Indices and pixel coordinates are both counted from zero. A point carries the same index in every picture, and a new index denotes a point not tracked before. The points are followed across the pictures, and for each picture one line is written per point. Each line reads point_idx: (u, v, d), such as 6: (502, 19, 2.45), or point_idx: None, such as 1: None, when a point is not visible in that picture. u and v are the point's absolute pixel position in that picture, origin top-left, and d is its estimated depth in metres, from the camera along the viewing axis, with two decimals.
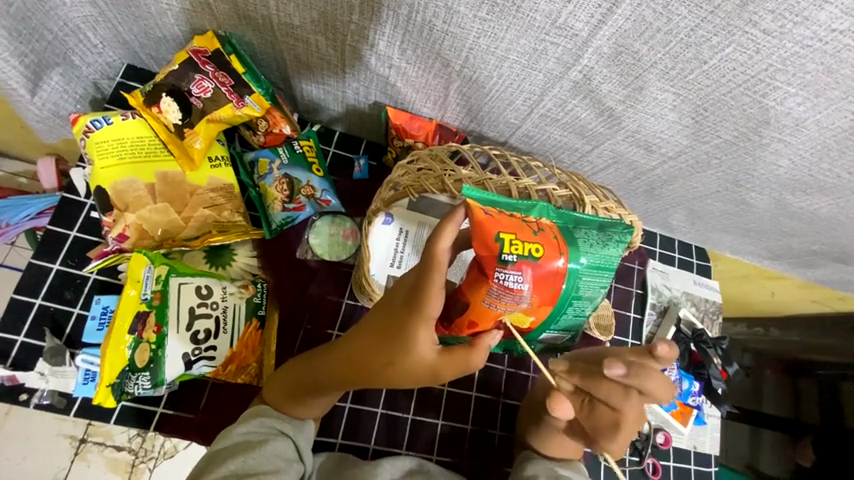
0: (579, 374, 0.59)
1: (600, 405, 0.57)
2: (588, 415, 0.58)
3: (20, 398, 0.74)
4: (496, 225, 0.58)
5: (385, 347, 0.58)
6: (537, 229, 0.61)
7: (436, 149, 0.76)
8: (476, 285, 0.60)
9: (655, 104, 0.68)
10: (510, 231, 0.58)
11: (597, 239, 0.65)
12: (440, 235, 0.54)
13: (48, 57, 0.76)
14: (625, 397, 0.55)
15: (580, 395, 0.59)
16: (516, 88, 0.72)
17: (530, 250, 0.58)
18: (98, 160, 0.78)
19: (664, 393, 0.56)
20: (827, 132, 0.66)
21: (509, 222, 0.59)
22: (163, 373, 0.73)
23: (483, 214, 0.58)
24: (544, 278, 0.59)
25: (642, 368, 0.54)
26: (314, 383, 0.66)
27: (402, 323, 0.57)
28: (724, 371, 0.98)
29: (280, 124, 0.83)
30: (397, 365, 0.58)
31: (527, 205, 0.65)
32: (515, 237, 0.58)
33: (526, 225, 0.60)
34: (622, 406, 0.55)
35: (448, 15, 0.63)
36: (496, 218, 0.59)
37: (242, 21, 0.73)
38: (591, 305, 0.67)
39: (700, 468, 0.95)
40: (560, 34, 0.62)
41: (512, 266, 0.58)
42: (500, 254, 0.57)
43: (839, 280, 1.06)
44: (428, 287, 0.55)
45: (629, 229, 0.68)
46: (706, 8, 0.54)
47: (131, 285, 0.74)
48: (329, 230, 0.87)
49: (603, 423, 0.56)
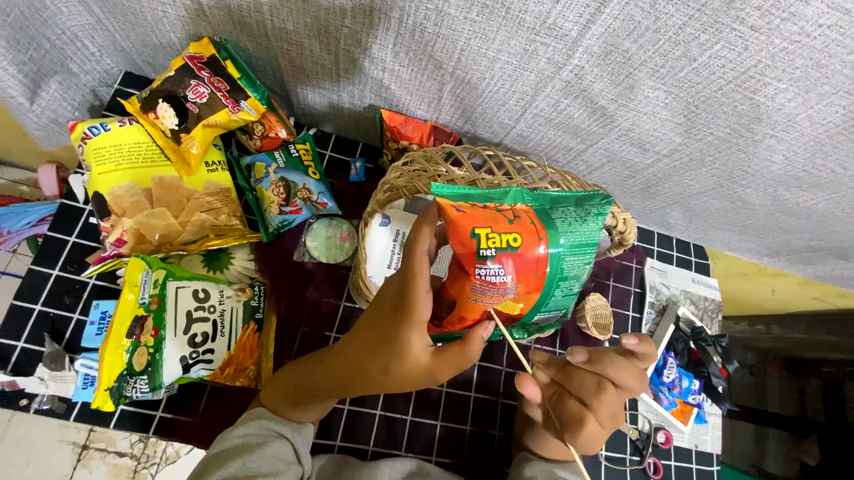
0: (555, 367, 0.60)
1: (569, 399, 0.57)
2: (557, 406, 0.58)
3: (20, 404, 0.75)
4: (470, 222, 0.58)
5: (381, 355, 0.58)
6: (513, 217, 0.61)
7: (430, 151, 0.76)
8: (458, 281, 0.61)
9: (647, 102, 0.68)
10: (485, 226, 0.58)
11: (575, 216, 0.65)
12: (417, 238, 0.54)
13: (46, 65, 0.77)
14: (597, 392, 0.56)
15: (552, 388, 0.59)
16: (508, 88, 0.72)
17: (507, 241, 0.59)
18: (96, 167, 0.79)
19: (631, 385, 0.58)
20: (820, 128, 0.66)
21: (485, 215, 0.60)
22: (161, 377, 0.73)
23: (456, 212, 0.58)
24: (526, 266, 0.60)
25: (608, 358, 0.58)
26: (311, 390, 0.66)
27: (393, 331, 0.57)
28: (724, 368, 0.96)
29: (275, 128, 0.84)
30: (394, 371, 0.58)
31: (500, 193, 0.66)
32: (491, 231, 0.58)
33: (501, 215, 0.61)
34: (592, 399, 0.56)
35: (439, 17, 0.63)
36: (469, 214, 0.58)
37: (236, 27, 0.73)
38: (579, 282, 0.69)
39: (703, 467, 0.94)
40: (550, 34, 0.62)
41: (492, 260, 0.58)
42: (478, 251, 0.58)
43: (838, 275, 1.06)
44: (413, 292, 0.54)
45: (607, 200, 0.69)
46: (693, 6, 0.55)
47: (128, 289, 0.75)
48: (325, 233, 0.88)
49: (568, 416, 0.56)
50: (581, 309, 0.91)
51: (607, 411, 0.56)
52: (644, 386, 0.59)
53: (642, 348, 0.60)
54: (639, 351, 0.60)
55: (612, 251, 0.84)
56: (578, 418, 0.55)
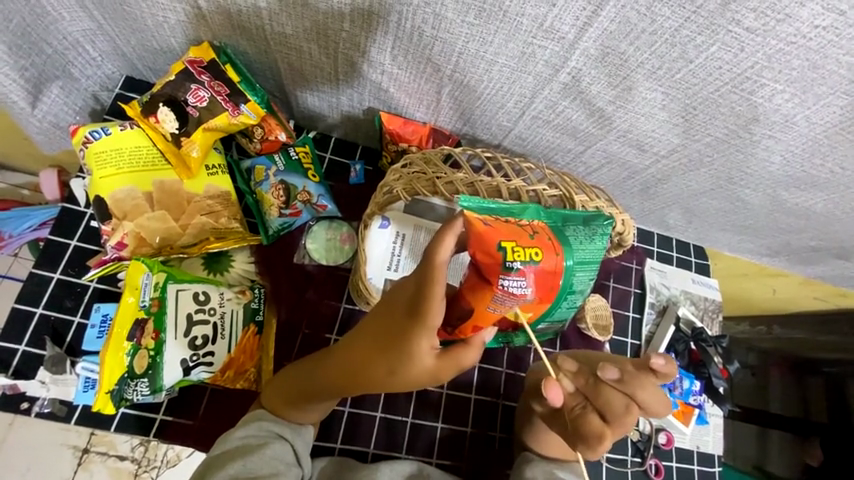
0: (584, 379, 0.62)
1: (592, 414, 0.59)
2: (577, 417, 0.59)
3: (21, 407, 0.75)
4: (497, 234, 0.60)
5: (387, 357, 0.57)
6: (532, 233, 0.64)
7: (429, 153, 0.76)
8: (479, 289, 0.61)
9: (645, 103, 0.68)
10: (510, 239, 0.60)
11: (586, 237, 0.69)
12: (438, 248, 0.53)
13: (47, 70, 0.77)
14: (622, 413, 0.58)
15: (576, 399, 0.61)
16: (506, 90, 0.72)
17: (530, 254, 0.62)
18: (97, 171, 0.79)
19: (655, 407, 0.59)
20: (817, 128, 0.66)
21: (510, 229, 0.62)
22: (161, 380, 0.73)
23: (483, 225, 0.59)
24: (543, 279, 0.63)
25: (637, 378, 0.59)
26: (313, 392, 0.66)
27: (402, 334, 0.56)
28: (725, 369, 0.98)
29: (275, 131, 0.84)
30: (399, 373, 0.57)
31: (520, 208, 0.67)
32: (516, 244, 0.60)
33: (522, 230, 0.63)
34: (615, 418, 0.58)
35: (437, 21, 0.64)
36: (495, 227, 0.60)
37: (236, 31, 0.74)
38: (581, 296, 0.73)
39: (704, 468, 0.94)
40: (547, 37, 0.62)
41: (516, 272, 0.60)
42: (504, 262, 0.59)
43: (839, 275, 1.06)
44: (429, 298, 0.53)
45: (610, 221, 0.72)
46: (689, 8, 0.55)
47: (130, 292, 0.76)
48: (326, 235, 0.88)
49: (588, 431, 0.57)
50: (582, 310, 0.91)
51: (625, 428, 0.58)
52: (668, 408, 0.61)
53: (666, 368, 0.60)
54: (662, 371, 0.60)
55: (611, 251, 0.84)
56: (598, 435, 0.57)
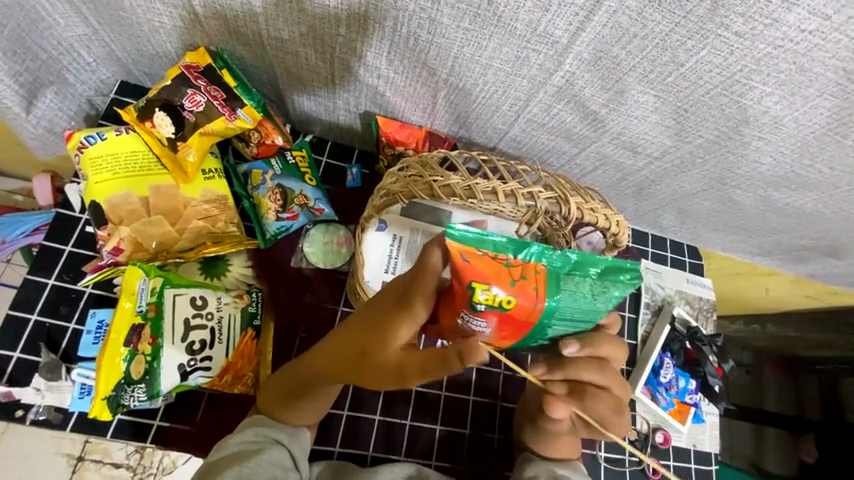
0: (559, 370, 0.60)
1: (592, 393, 0.60)
2: (585, 409, 0.61)
3: (16, 415, 0.75)
4: (473, 272, 0.52)
5: (363, 337, 0.58)
6: (525, 279, 0.52)
7: (425, 156, 0.75)
8: (448, 312, 0.56)
9: (637, 106, 0.69)
10: (488, 281, 0.51)
11: (583, 295, 0.55)
12: (431, 246, 0.55)
13: (42, 75, 0.77)
14: (604, 372, 0.61)
15: (570, 390, 0.61)
16: (501, 94, 0.73)
17: (500, 301, 0.51)
18: (92, 176, 0.79)
19: (615, 347, 0.62)
20: (806, 129, 0.67)
21: (493, 268, 0.52)
22: (158, 385, 0.74)
23: (461, 259, 0.52)
24: (514, 326, 0.53)
25: (589, 336, 0.59)
26: (296, 379, 0.67)
27: (384, 317, 0.57)
28: (719, 368, 0.96)
29: (272, 135, 0.85)
30: (370, 357, 0.56)
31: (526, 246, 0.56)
32: (492, 288, 0.51)
33: (512, 273, 0.52)
34: (605, 380, 0.61)
35: (432, 26, 0.64)
36: (477, 264, 0.52)
37: (232, 37, 0.74)
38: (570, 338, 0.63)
39: (700, 466, 0.95)
40: (541, 41, 0.63)
41: (479, 314, 0.52)
42: (471, 302, 0.52)
43: (830, 274, 1.07)
44: (416, 287, 0.55)
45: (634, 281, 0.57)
46: (679, 13, 0.56)
47: (126, 298, 0.75)
48: (323, 238, 0.89)
49: (604, 410, 0.61)
50: None
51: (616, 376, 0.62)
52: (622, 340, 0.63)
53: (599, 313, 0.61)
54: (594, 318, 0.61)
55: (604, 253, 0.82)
56: (615, 407, 0.61)
